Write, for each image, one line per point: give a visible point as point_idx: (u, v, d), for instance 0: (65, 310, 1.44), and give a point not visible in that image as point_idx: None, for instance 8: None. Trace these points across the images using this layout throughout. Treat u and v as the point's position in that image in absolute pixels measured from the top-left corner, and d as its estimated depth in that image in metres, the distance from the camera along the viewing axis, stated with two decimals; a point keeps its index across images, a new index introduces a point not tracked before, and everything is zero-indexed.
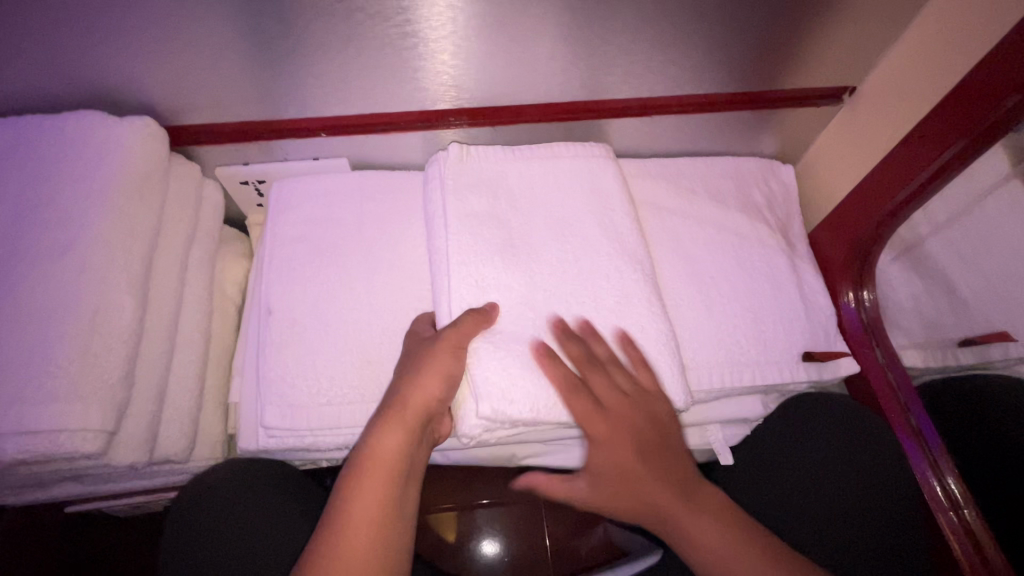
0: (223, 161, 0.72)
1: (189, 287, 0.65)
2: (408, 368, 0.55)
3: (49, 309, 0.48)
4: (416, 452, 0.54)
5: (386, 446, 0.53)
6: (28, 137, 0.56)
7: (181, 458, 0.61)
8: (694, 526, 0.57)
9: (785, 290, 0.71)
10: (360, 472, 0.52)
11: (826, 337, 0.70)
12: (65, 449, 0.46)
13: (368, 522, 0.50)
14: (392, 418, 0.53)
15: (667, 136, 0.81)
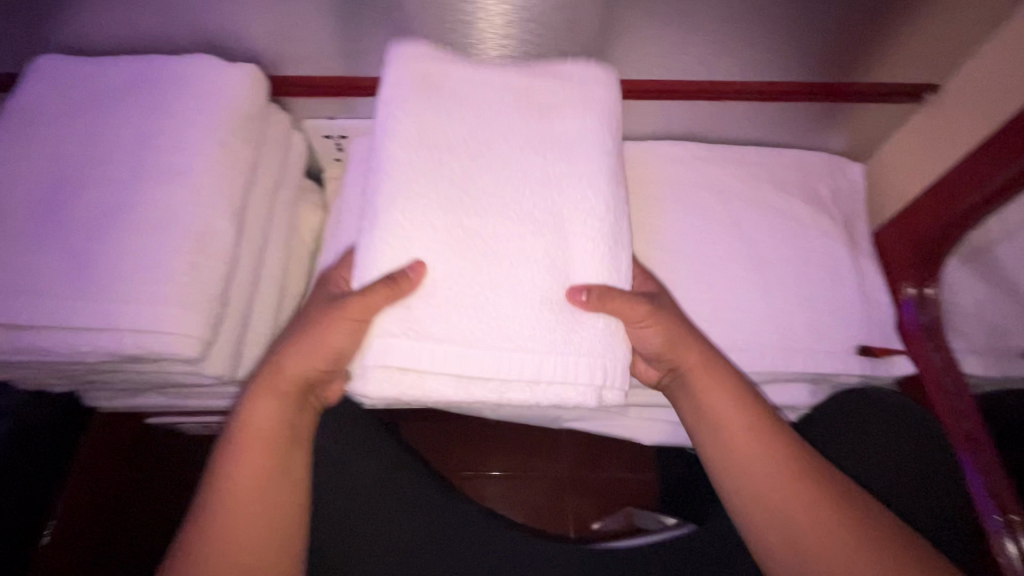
0: (311, 113, 0.77)
1: (273, 224, 0.70)
2: (289, 338, 0.57)
3: (165, 227, 0.54)
4: (293, 420, 0.56)
5: (257, 416, 0.54)
6: (152, 74, 0.61)
7: (257, 379, 0.66)
8: (778, 510, 0.51)
9: (846, 284, 0.71)
10: (237, 443, 0.53)
11: (884, 334, 0.70)
12: (167, 349, 0.52)
13: (243, 502, 0.50)
14: (263, 389, 0.55)
15: (737, 122, 0.81)
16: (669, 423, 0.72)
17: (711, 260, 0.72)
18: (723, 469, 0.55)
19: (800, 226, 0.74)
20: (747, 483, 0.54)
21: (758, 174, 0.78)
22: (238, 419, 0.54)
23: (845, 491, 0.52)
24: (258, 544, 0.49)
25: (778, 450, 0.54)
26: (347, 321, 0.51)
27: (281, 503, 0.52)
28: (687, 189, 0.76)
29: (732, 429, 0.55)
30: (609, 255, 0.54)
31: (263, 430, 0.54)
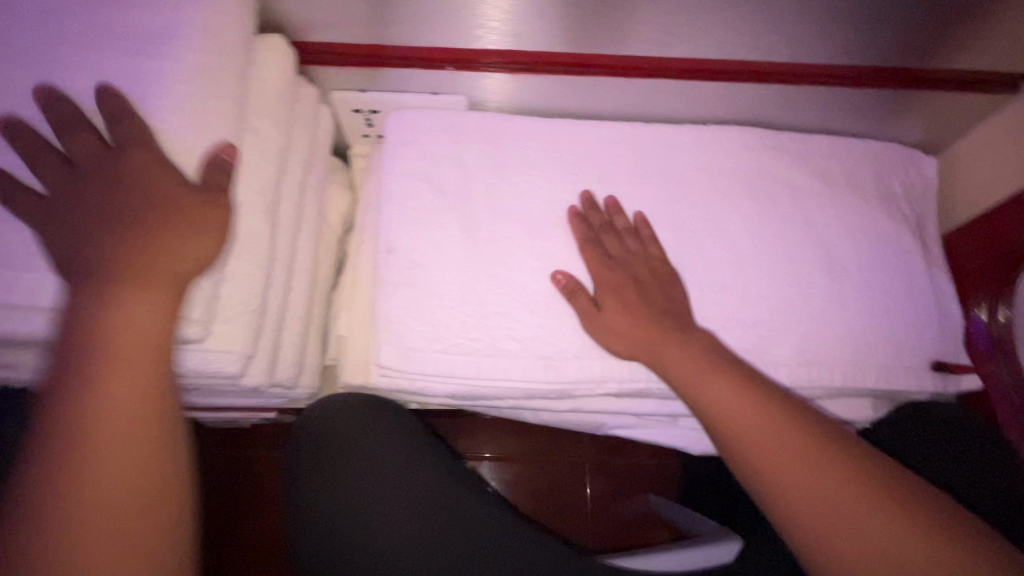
0: (342, 85, 0.68)
1: (304, 214, 0.64)
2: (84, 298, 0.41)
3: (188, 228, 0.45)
4: (123, 393, 0.40)
5: (115, 402, 0.39)
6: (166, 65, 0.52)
7: (292, 384, 0.61)
8: (825, 500, 0.45)
9: (920, 291, 0.67)
10: (81, 454, 0.37)
11: (955, 349, 0.67)
12: (210, 365, 0.47)
13: (90, 510, 0.37)
14: (97, 384, 0.39)
15: (807, 111, 0.74)
16: None
17: (778, 265, 0.66)
18: (767, 476, 0.48)
19: (874, 228, 0.69)
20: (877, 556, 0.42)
21: (831, 167, 0.72)
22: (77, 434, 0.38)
23: (898, 503, 0.43)
24: (134, 503, 0.38)
25: (805, 454, 0.47)
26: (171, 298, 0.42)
27: (154, 472, 0.40)
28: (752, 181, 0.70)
29: (829, 489, 0.45)
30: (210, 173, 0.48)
31: (112, 486, 0.38)
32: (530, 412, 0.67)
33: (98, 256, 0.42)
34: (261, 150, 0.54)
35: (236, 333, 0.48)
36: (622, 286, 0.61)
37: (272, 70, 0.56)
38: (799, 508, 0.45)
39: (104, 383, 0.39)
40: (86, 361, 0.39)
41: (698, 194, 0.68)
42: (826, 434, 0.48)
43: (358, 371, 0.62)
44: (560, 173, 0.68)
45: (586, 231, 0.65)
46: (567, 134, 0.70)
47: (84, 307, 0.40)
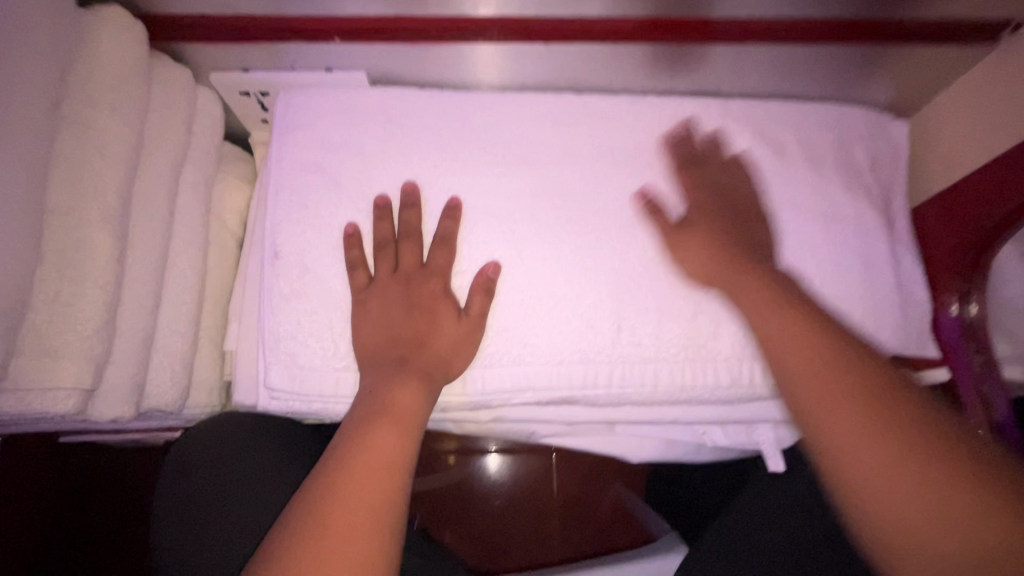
0: (219, 65, 0.60)
1: (179, 217, 0.56)
2: (370, 388, 0.49)
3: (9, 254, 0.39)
4: (382, 435, 0.46)
5: (384, 439, 0.46)
6: None
7: (174, 408, 0.55)
8: (894, 485, 0.39)
9: (881, 276, 0.59)
10: (365, 454, 0.44)
11: (919, 339, 0.60)
12: (39, 404, 0.41)
13: (357, 521, 0.40)
14: (366, 425, 0.46)
15: (757, 73, 0.65)
16: (664, 439, 0.62)
17: None
18: (835, 448, 0.41)
19: (832, 206, 0.61)
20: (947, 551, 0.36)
21: (784, 137, 0.63)
22: (353, 437, 0.45)
23: (948, 452, 0.39)
24: (363, 545, 0.39)
25: (889, 428, 0.40)
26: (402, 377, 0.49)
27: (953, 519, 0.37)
28: (698, 156, 0.61)
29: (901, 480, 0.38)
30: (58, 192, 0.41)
31: (376, 500, 0.42)
32: (453, 423, 0.61)
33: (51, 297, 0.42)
34: (95, 148, 0.46)
35: (69, 366, 0.42)
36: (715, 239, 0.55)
37: (113, 53, 0.48)
38: (868, 496, 0.39)
39: (387, 383, 0.49)
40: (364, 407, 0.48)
41: (632, 175, 0.60)
42: (884, 378, 0.43)
43: (250, 390, 0.56)
44: (472, 156, 0.59)
45: (501, 222, 0.57)
46: (481, 111, 0.61)
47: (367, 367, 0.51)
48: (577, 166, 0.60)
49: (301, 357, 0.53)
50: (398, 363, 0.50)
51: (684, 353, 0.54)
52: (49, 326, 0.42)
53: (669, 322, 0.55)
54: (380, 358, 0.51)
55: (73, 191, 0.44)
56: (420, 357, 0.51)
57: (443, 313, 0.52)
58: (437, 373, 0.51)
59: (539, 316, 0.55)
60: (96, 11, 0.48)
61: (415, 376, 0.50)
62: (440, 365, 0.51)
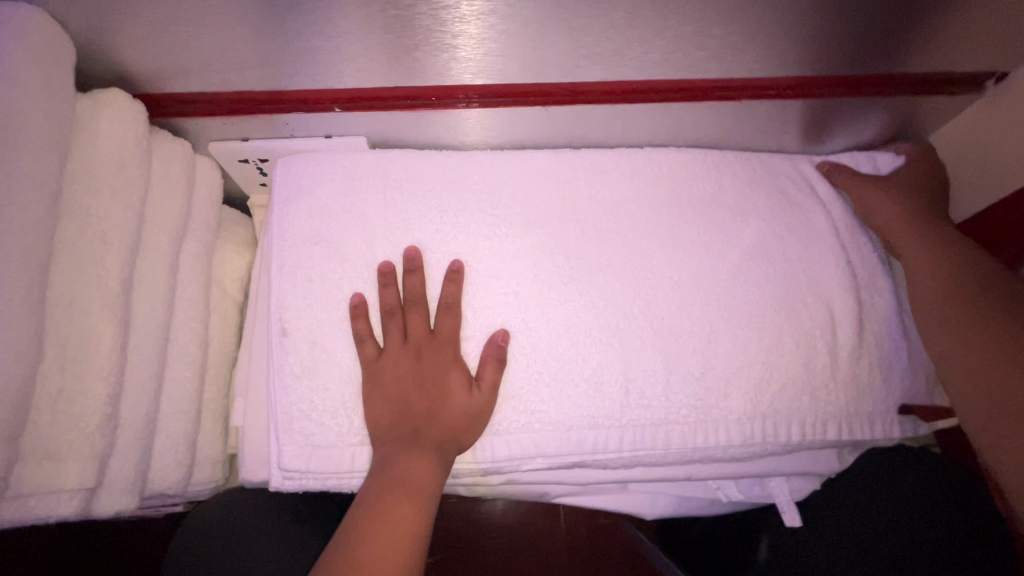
0: (218, 135, 0.60)
1: (180, 292, 0.56)
2: (388, 455, 0.49)
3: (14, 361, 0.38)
4: (395, 510, 0.46)
5: (397, 514, 0.46)
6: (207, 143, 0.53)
7: (178, 488, 0.54)
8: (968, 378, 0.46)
9: (885, 324, 0.60)
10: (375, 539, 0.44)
11: (925, 385, 0.60)
12: (44, 508, 0.40)
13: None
14: (381, 496, 0.47)
15: (751, 126, 0.66)
16: (678, 495, 0.61)
17: (733, 306, 0.57)
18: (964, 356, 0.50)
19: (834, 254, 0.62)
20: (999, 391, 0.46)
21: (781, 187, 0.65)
22: (363, 513, 0.46)
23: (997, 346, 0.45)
24: None
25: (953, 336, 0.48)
26: (420, 446, 0.50)
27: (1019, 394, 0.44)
28: (700, 210, 0.61)
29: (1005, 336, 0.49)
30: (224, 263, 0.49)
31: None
32: (464, 487, 0.60)
33: (54, 398, 0.41)
34: (96, 238, 0.45)
35: (74, 465, 0.41)
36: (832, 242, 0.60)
37: (112, 138, 0.48)
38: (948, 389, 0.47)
39: (395, 454, 0.49)
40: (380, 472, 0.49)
41: (635, 230, 0.60)
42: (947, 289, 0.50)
43: (255, 466, 0.55)
44: (476, 218, 0.59)
45: (506, 285, 0.57)
46: (482, 172, 0.62)
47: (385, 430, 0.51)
48: (579, 223, 0.60)
49: (310, 433, 0.52)
50: (405, 433, 0.50)
51: (695, 412, 0.54)
52: (52, 426, 0.41)
53: (680, 381, 0.55)
54: (391, 429, 0.51)
55: (74, 284, 0.44)
56: (431, 429, 0.51)
57: (453, 384, 0.52)
58: (449, 443, 0.51)
59: (550, 380, 0.55)
60: (94, 97, 0.48)
61: (428, 447, 0.50)
62: (452, 434, 0.51)
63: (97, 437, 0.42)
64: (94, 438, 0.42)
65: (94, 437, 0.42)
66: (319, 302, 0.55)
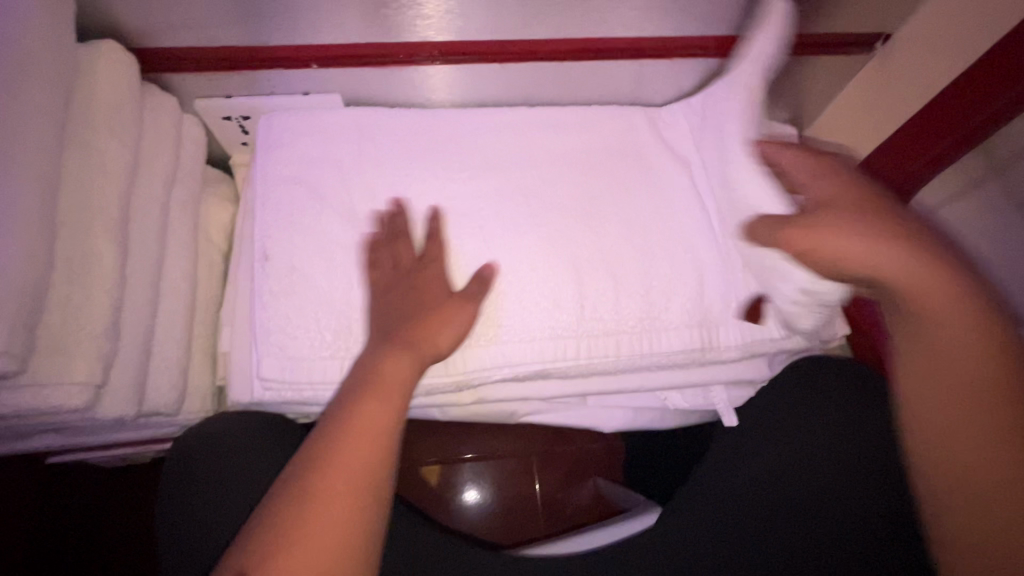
0: (202, 92, 0.65)
1: (171, 230, 0.60)
2: (373, 356, 0.49)
3: (35, 265, 0.43)
4: (372, 407, 0.44)
5: (372, 413, 0.44)
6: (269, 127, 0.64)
7: (171, 410, 0.58)
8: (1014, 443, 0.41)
9: None
10: (346, 444, 0.42)
11: None
12: (55, 400, 0.44)
13: (337, 501, 0.39)
14: (363, 395, 0.45)
15: (684, 84, 0.75)
16: (631, 408, 0.69)
17: (672, 233, 0.65)
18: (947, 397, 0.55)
19: None
20: (960, 490, 0.37)
21: None
22: (336, 416, 0.44)
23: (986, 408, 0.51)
24: (347, 516, 0.39)
25: None
26: (405, 350, 0.50)
27: None
28: (642, 155, 0.70)
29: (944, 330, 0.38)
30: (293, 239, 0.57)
31: (357, 487, 0.40)
32: (435, 407, 0.66)
33: (61, 302, 0.46)
34: (96, 167, 0.50)
35: (81, 363, 0.45)
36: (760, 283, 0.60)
37: (108, 81, 0.52)
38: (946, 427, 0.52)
39: (378, 361, 0.48)
40: (358, 375, 0.47)
41: (584, 171, 0.68)
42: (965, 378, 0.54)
43: (242, 386, 0.60)
44: (442, 164, 0.66)
45: (472, 219, 0.64)
46: (446, 124, 0.68)
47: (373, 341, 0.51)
48: (536, 168, 0.67)
49: (291, 349, 0.57)
50: (391, 344, 0.50)
51: (642, 323, 0.62)
52: (62, 326, 0.45)
53: (627, 298, 0.62)
54: (376, 344, 0.51)
55: (79, 205, 0.48)
56: (420, 336, 0.51)
57: (443, 301, 0.54)
58: (439, 352, 0.52)
59: (510, 299, 0.61)
60: (91, 44, 0.53)
61: (408, 353, 0.49)
62: (438, 344, 0.52)
63: (102, 340, 0.47)
64: (100, 340, 0.47)
65: (100, 340, 0.47)
66: (301, 236, 0.60)
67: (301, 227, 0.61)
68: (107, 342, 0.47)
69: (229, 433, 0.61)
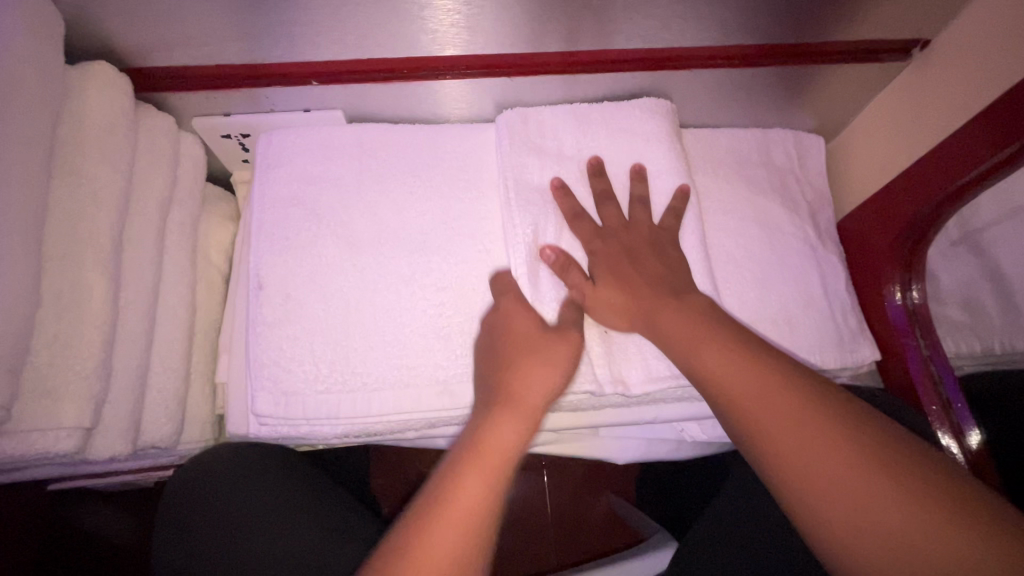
0: (201, 111, 0.63)
1: (168, 256, 0.58)
2: (486, 417, 0.48)
3: (21, 308, 0.41)
4: (472, 484, 0.42)
5: (468, 494, 0.42)
6: (266, 151, 0.62)
7: (169, 442, 0.57)
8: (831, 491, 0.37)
9: (810, 282, 0.68)
10: (465, 468, 0.43)
11: (849, 336, 0.68)
12: (42, 445, 0.43)
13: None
14: (473, 465, 0.43)
15: (704, 95, 0.71)
16: (646, 439, 0.65)
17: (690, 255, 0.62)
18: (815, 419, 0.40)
19: (771, 221, 0.70)
20: (819, 490, 0.37)
21: (723, 163, 0.72)
22: (442, 487, 0.42)
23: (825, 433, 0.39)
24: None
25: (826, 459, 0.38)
26: (522, 413, 0.47)
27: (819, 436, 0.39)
28: None
29: (717, 357, 0.45)
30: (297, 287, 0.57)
31: (448, 566, 0.38)
32: (441, 438, 0.63)
33: (48, 343, 0.44)
34: (87, 198, 0.48)
35: (71, 406, 0.44)
36: (617, 258, 0.56)
37: (101, 107, 0.50)
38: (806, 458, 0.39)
39: (481, 427, 0.47)
40: (466, 445, 0.45)
41: None
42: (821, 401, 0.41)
43: (239, 418, 0.58)
44: (447, 184, 0.63)
45: (478, 243, 0.61)
46: (452, 140, 0.65)
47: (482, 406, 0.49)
48: None
49: (287, 383, 0.55)
50: (495, 397, 0.49)
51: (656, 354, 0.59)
52: (51, 368, 0.44)
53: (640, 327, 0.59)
54: (486, 402, 0.49)
55: (68, 238, 0.46)
56: (519, 389, 0.49)
57: (546, 355, 0.51)
58: (539, 410, 0.49)
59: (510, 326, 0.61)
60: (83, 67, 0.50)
61: (520, 419, 0.47)
62: (541, 404, 0.49)
63: (93, 381, 0.45)
64: (91, 380, 0.45)
65: (91, 380, 0.45)
66: (299, 263, 0.58)
67: (298, 252, 0.59)
68: (98, 382, 0.45)
69: (234, 463, 0.59)
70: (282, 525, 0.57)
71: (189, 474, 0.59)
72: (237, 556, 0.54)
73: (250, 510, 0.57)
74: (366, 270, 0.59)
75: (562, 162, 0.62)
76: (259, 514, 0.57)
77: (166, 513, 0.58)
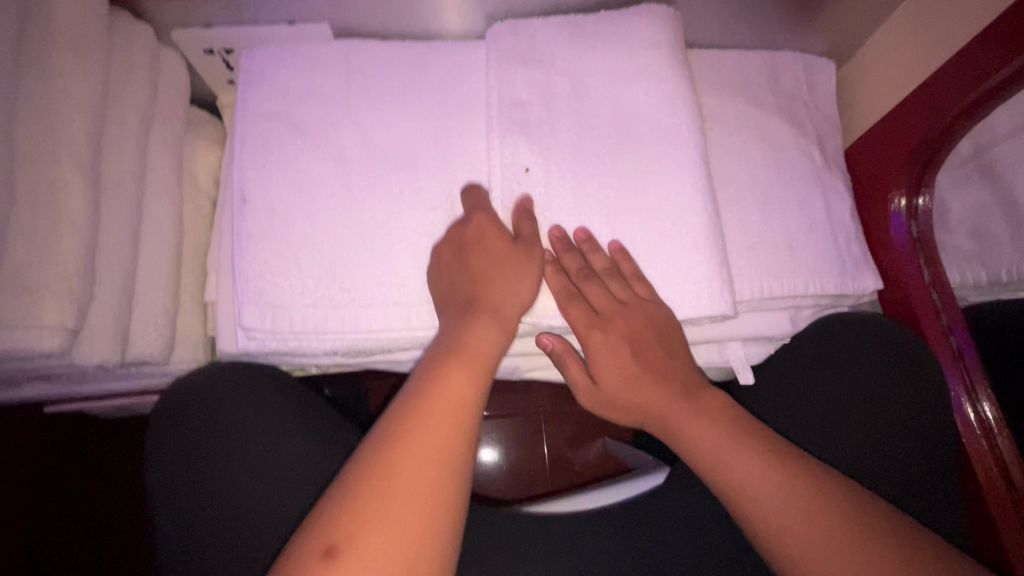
0: (180, 20, 0.60)
1: (152, 171, 0.57)
2: (462, 324, 0.51)
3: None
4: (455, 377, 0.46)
5: (452, 387, 0.46)
6: (250, 61, 0.60)
7: (160, 360, 0.56)
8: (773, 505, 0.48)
9: (813, 207, 0.66)
10: (453, 361, 0.47)
11: (851, 262, 0.66)
12: (27, 344, 0.42)
13: (423, 465, 0.41)
14: (456, 360, 0.48)
15: (711, 9, 0.67)
16: None
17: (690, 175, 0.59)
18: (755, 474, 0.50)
19: (776, 146, 0.67)
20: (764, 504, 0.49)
21: (728, 85, 0.69)
22: (426, 382, 0.46)
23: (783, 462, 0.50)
24: (432, 471, 0.41)
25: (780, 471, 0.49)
26: (494, 319, 0.51)
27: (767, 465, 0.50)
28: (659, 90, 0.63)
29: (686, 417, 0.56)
30: (283, 202, 0.56)
31: (437, 442, 0.42)
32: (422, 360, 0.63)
33: (26, 243, 0.43)
34: (60, 97, 0.46)
35: (54, 305, 0.43)
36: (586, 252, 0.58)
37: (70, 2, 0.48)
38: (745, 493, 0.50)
39: (460, 330, 0.50)
40: (445, 345, 0.49)
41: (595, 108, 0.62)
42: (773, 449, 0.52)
43: (229, 337, 0.58)
44: (438, 99, 0.61)
45: (470, 161, 0.59)
46: (443, 55, 0.62)
47: (453, 327, 0.51)
48: None
49: (274, 297, 0.55)
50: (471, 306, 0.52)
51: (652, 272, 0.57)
52: (30, 267, 0.43)
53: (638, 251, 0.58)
54: (462, 311, 0.52)
55: (40, 136, 0.45)
56: (487, 297, 0.52)
57: (504, 275, 0.53)
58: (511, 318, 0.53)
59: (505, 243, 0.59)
60: None
61: (489, 321, 0.51)
62: (515, 308, 0.53)
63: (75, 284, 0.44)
64: (72, 283, 0.44)
65: (72, 283, 0.44)
66: (284, 177, 0.56)
67: (284, 168, 0.57)
68: (78, 286, 0.44)
69: (217, 387, 0.59)
70: (268, 433, 0.58)
71: (179, 393, 0.59)
72: (233, 476, 0.55)
73: (245, 426, 0.58)
74: (353, 184, 0.57)
75: (554, 76, 0.60)
76: (251, 430, 0.58)
77: (157, 432, 0.58)
